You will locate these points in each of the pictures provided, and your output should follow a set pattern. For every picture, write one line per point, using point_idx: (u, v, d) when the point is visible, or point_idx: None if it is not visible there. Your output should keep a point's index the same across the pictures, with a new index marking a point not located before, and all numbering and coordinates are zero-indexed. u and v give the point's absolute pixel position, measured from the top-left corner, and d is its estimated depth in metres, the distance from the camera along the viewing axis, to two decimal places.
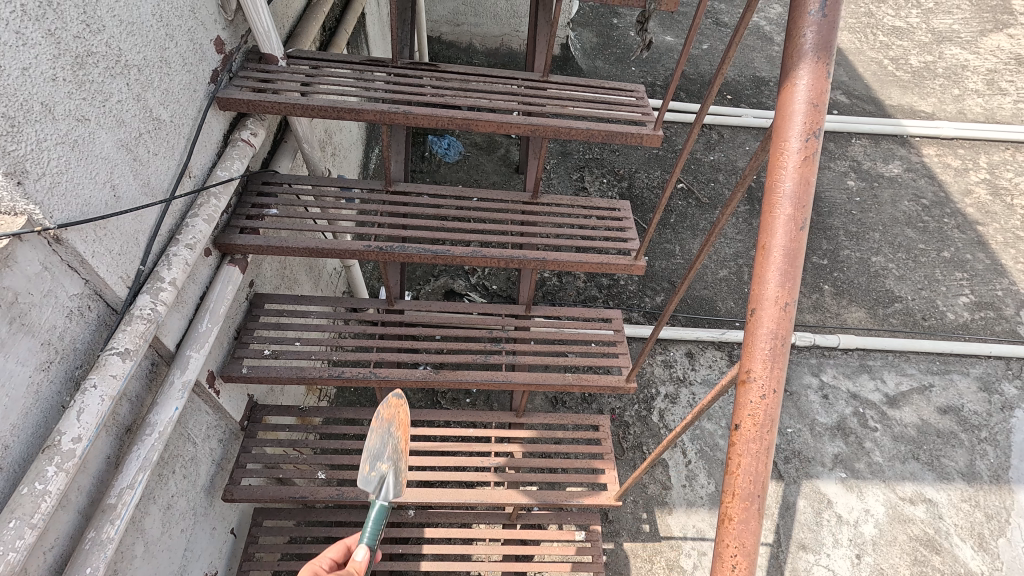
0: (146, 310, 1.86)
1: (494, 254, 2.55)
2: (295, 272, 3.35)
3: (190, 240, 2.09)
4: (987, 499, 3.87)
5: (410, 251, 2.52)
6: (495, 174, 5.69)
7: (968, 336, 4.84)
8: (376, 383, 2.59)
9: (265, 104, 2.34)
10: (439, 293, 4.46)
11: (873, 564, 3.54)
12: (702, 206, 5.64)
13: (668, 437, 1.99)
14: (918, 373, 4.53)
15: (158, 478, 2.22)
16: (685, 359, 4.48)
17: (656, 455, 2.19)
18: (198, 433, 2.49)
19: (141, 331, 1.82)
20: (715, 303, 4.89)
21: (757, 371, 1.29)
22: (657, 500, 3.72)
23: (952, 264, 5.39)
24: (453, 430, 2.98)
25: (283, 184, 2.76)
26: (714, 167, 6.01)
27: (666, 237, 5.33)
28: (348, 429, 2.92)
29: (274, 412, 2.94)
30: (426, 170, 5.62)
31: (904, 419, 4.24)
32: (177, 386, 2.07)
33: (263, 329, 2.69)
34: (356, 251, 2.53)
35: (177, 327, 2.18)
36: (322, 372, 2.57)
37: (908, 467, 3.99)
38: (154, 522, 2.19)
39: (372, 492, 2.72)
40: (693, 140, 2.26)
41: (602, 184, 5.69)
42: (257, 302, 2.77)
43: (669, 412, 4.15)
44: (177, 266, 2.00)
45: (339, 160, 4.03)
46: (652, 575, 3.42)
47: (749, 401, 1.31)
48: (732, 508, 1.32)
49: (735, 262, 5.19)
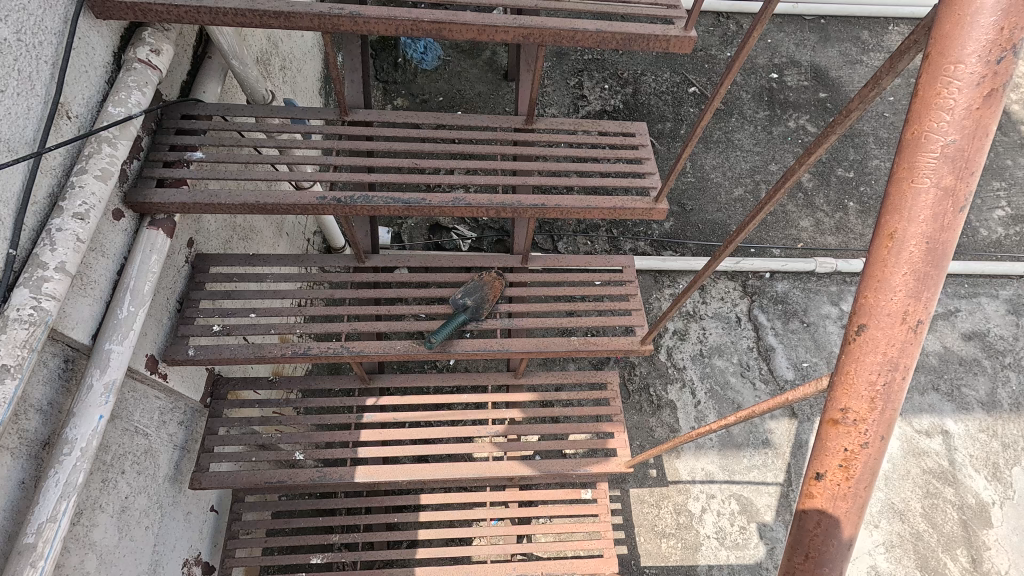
0: (26, 311, 1.42)
1: (481, 201, 2.04)
2: (250, 219, 2.85)
3: (79, 207, 1.58)
4: (1005, 429, 3.72)
5: (377, 202, 2.00)
6: (481, 82, 4.92)
7: (1000, 255, 4.46)
8: (350, 359, 2.21)
9: (156, 7, 1.69)
10: (424, 227, 4.02)
11: (884, 500, 3.45)
12: (717, 113, 4.96)
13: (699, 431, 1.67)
14: (944, 298, 4.21)
15: (103, 484, 1.91)
16: (695, 292, 4.11)
17: (684, 438, 1.81)
18: (149, 422, 2.17)
19: (23, 339, 1.39)
20: (729, 227, 4.43)
21: (857, 411, 0.91)
22: (664, 444, 3.56)
23: (989, 172, 4.83)
24: (444, 395, 2.67)
25: (210, 116, 2.17)
26: (731, 66, 5.23)
27: (676, 152, 4.73)
28: (328, 401, 2.62)
29: (241, 385, 2.61)
30: (400, 81, 4.84)
31: (926, 348, 3.99)
32: (99, 390, 1.69)
33: (210, 300, 2.25)
34: (307, 204, 1.98)
35: (89, 315, 1.74)
36: (285, 350, 2.17)
37: (927, 398, 3.80)
38: (106, 531, 1.93)
39: (357, 472, 2.47)
40: (743, 55, 1.67)
41: (604, 91, 4.96)
42: (199, 267, 2.31)
43: (677, 349, 3.88)
44: (64, 245, 1.52)
45: (291, 76, 3.35)
46: (658, 520, 3.33)
47: (839, 448, 0.94)
48: (802, 571, 0.99)
49: (752, 178, 4.65)
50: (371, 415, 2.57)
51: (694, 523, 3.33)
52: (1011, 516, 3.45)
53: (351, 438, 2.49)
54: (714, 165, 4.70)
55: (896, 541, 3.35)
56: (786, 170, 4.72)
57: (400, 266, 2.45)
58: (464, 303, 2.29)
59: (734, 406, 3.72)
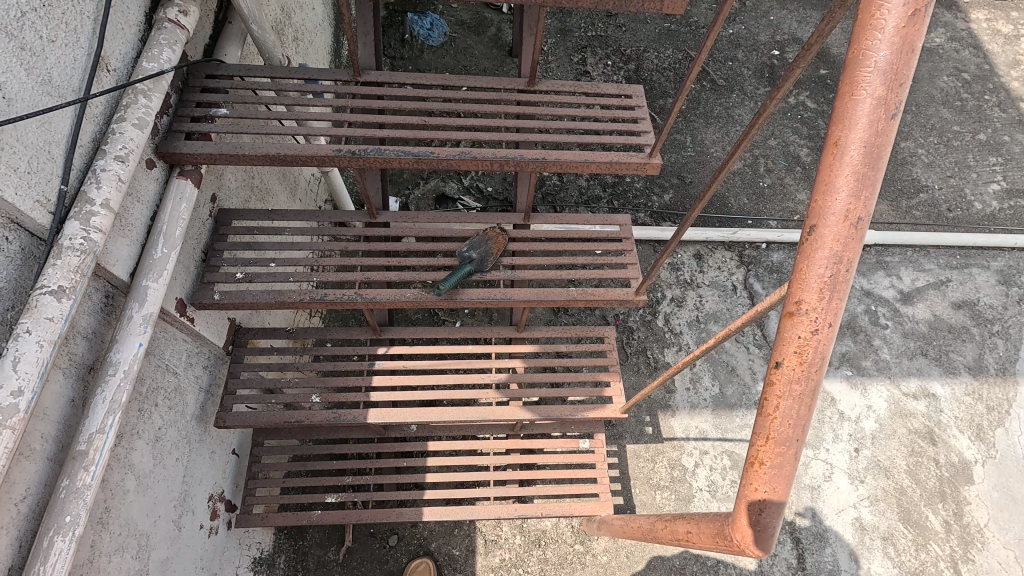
0: (78, 240, 1.57)
1: (486, 154, 2.18)
2: (266, 182, 3.01)
3: (119, 150, 1.73)
4: (990, 392, 3.87)
5: (389, 154, 2.14)
6: (486, 58, 5.02)
7: (993, 228, 4.56)
8: (364, 305, 2.39)
9: None
10: (430, 197, 4.14)
11: (871, 457, 3.61)
12: (718, 89, 5.05)
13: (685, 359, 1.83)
14: (936, 268, 4.33)
15: (139, 413, 2.09)
16: (693, 261, 4.24)
17: (677, 368, 1.95)
18: (178, 363, 2.34)
19: (75, 264, 1.55)
20: (727, 200, 4.55)
21: (810, 302, 1.05)
22: (660, 404, 3.72)
23: (986, 147, 4.90)
24: (451, 347, 2.85)
25: (233, 76, 2.31)
26: (733, 43, 5.30)
27: (676, 126, 4.83)
28: (342, 350, 2.80)
29: (261, 335, 2.78)
30: (407, 56, 4.95)
31: (916, 316, 4.12)
32: (138, 320, 1.84)
33: (233, 251, 2.42)
34: (324, 156, 2.13)
35: (127, 254, 1.90)
36: (303, 295, 2.33)
37: (916, 363, 3.95)
38: (143, 456, 2.11)
39: (370, 415, 2.67)
40: (726, 15, 1.79)
41: (607, 67, 5.05)
42: (222, 221, 2.47)
43: (674, 315, 4.02)
44: (108, 183, 1.67)
45: (303, 46, 3.48)
46: (653, 473, 3.50)
47: (796, 337, 1.07)
48: (764, 452, 1.10)
49: (751, 152, 4.75)
50: (383, 363, 2.76)
51: (687, 477, 3.50)
52: (993, 473, 3.60)
53: (364, 383, 2.68)
54: (714, 139, 4.79)
55: (881, 495, 3.50)
56: (785, 145, 4.81)
57: (410, 222, 2.62)
58: (470, 256, 2.46)
59: (728, 369, 3.87)
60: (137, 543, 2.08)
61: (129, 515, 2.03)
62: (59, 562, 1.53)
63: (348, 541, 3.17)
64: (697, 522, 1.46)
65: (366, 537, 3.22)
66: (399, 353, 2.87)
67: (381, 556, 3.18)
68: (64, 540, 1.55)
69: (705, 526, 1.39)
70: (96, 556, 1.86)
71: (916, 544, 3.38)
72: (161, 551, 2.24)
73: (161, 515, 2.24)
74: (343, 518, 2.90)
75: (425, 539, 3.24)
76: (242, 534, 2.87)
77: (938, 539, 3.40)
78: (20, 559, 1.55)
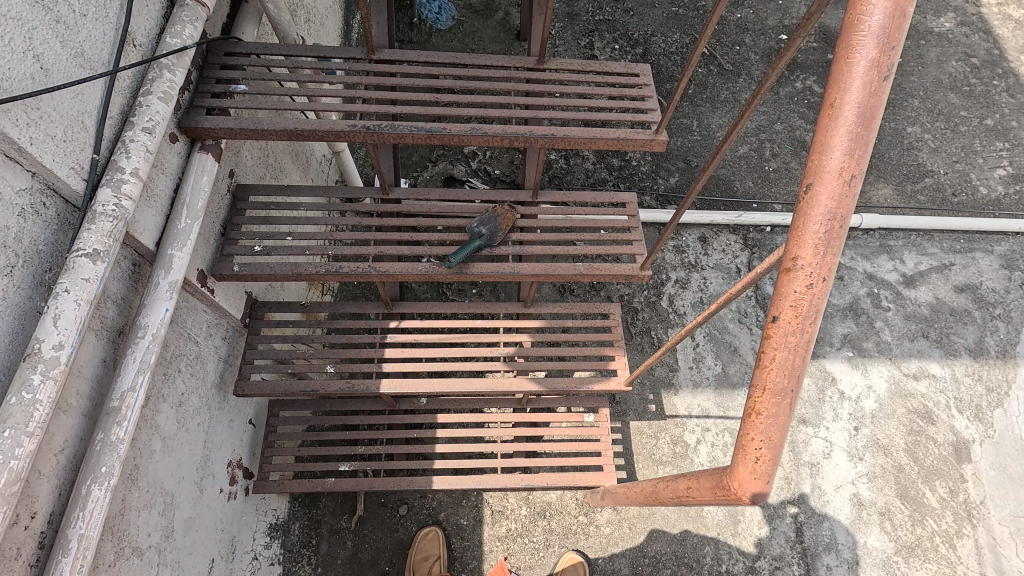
0: (110, 206, 1.65)
1: (496, 130, 2.25)
2: (280, 160, 3.08)
3: (147, 122, 1.80)
4: (990, 373, 3.92)
5: (403, 130, 2.21)
6: (494, 42, 5.04)
7: (998, 212, 4.58)
8: (377, 278, 2.48)
9: None
10: (439, 179, 4.20)
11: (870, 435, 3.68)
12: (725, 74, 5.06)
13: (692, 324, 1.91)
14: (939, 253, 4.37)
15: (164, 377, 2.19)
16: (698, 244, 4.30)
17: (688, 329, 2.11)
18: (200, 332, 2.43)
19: (109, 229, 1.63)
20: (732, 184, 4.59)
21: (806, 257, 1.12)
22: (664, 382, 3.80)
23: (993, 132, 4.90)
24: (460, 321, 2.96)
25: (250, 54, 2.38)
26: (741, 27, 5.30)
27: (683, 111, 4.85)
28: (354, 324, 2.91)
29: (276, 309, 2.87)
30: (415, 40, 4.98)
31: (918, 299, 4.17)
32: (164, 287, 1.91)
33: (251, 225, 2.50)
34: (340, 132, 2.20)
35: (153, 224, 1.97)
36: (319, 268, 2.41)
37: (917, 345, 4.01)
38: (168, 419, 2.21)
39: (383, 385, 2.78)
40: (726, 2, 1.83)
41: (614, 50, 5.06)
42: (240, 196, 2.55)
43: (678, 297, 4.08)
44: (137, 153, 1.75)
45: (314, 28, 3.53)
46: (656, 449, 3.58)
47: (791, 292, 1.14)
48: (760, 403, 1.16)
49: (757, 137, 4.78)
50: (395, 336, 2.89)
51: (689, 453, 3.58)
52: (990, 452, 3.66)
53: (376, 355, 2.79)
54: (720, 124, 4.82)
55: (879, 472, 3.58)
56: (791, 129, 4.83)
57: (421, 199, 2.70)
58: (479, 231, 2.54)
59: (730, 349, 3.94)
60: (163, 501, 2.19)
61: (155, 474, 2.13)
62: (97, 509, 1.62)
63: (360, 509, 3.28)
64: (696, 477, 1.51)
65: (377, 506, 3.34)
66: (410, 327, 2.98)
67: (392, 525, 3.29)
68: (101, 489, 1.63)
69: (703, 480, 1.45)
70: (127, 510, 1.97)
71: (912, 520, 3.46)
72: (185, 510, 2.35)
73: (184, 477, 2.34)
74: (356, 484, 3.04)
75: (434, 509, 3.34)
76: (259, 500, 2.98)
77: (935, 514, 3.48)
78: (60, 506, 1.65)
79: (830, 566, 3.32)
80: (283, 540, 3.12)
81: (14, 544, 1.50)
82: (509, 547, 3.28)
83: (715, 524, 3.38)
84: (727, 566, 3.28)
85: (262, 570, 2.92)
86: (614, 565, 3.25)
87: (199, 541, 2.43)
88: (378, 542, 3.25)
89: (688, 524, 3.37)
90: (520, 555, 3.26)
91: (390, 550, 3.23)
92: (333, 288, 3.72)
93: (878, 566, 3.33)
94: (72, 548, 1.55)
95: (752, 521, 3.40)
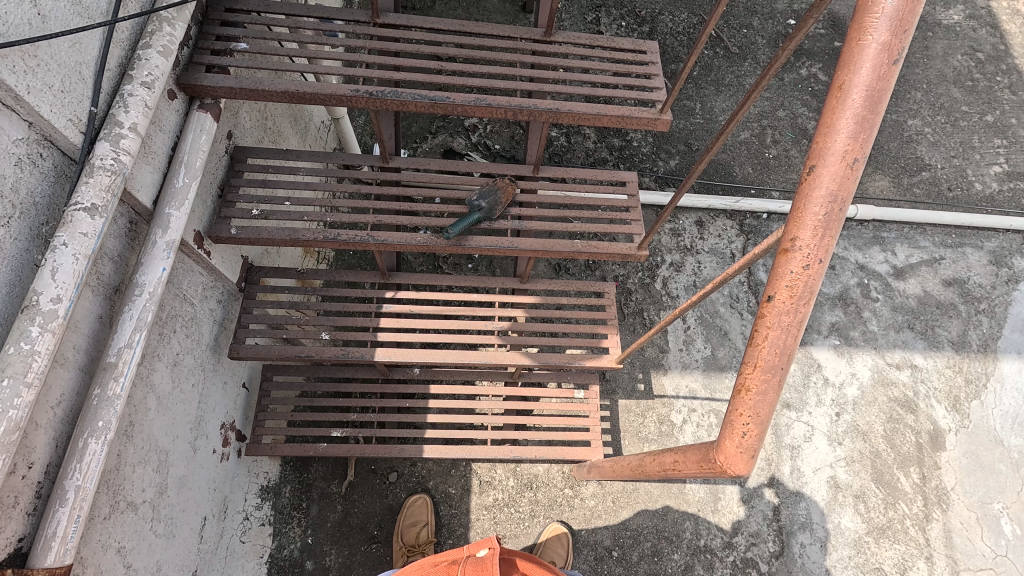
0: (108, 160, 1.62)
1: (500, 101, 2.22)
2: (279, 125, 3.05)
3: (146, 76, 1.77)
4: (970, 366, 4.02)
5: (405, 98, 2.18)
6: (498, 12, 4.94)
7: (990, 209, 4.63)
8: (374, 247, 2.48)
9: None
10: (438, 151, 4.16)
11: (850, 421, 3.79)
12: (731, 57, 5.01)
13: (693, 299, 1.93)
14: (930, 246, 4.43)
15: (160, 336, 2.19)
16: (694, 228, 4.31)
17: (679, 310, 2.09)
18: (195, 294, 2.43)
19: (107, 184, 1.60)
20: (731, 169, 4.59)
21: (804, 238, 1.15)
22: (654, 363, 3.86)
23: (992, 129, 4.91)
24: (455, 294, 2.98)
25: (251, 12, 2.33)
26: (750, 10, 5.23)
27: (687, 92, 4.81)
28: (350, 292, 2.91)
29: (272, 274, 2.87)
30: (418, 6, 4.87)
31: (907, 291, 4.25)
32: (161, 247, 1.88)
33: (248, 187, 2.48)
34: (342, 96, 2.16)
35: (151, 181, 1.94)
36: (316, 234, 2.39)
37: (901, 336, 4.09)
38: (163, 378, 2.23)
39: (377, 353, 2.80)
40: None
41: (621, 27, 4.98)
42: (237, 158, 2.53)
43: (672, 280, 4.11)
44: (135, 107, 1.71)
45: None
46: (642, 427, 3.65)
47: (788, 272, 1.16)
48: (751, 379, 1.19)
49: (759, 122, 4.76)
50: (390, 307, 2.91)
51: (675, 432, 3.65)
52: (964, 441, 3.78)
53: (371, 323, 2.81)
54: (723, 108, 4.78)
55: (856, 457, 3.69)
56: (793, 117, 4.80)
57: (420, 168, 2.68)
58: (478, 204, 2.53)
59: (720, 333, 4.00)
60: (157, 458, 2.22)
61: (150, 431, 2.16)
62: (92, 463, 1.63)
63: (350, 475, 3.34)
64: (683, 451, 1.55)
65: (367, 473, 3.39)
66: (405, 297, 3.00)
67: (382, 491, 3.35)
68: (97, 442, 1.64)
69: (690, 454, 1.49)
70: (122, 465, 1.99)
71: (886, 503, 3.58)
72: (178, 468, 2.37)
73: (178, 436, 2.36)
74: (348, 450, 3.09)
75: (423, 478, 3.41)
76: (250, 462, 3.03)
77: (907, 498, 3.60)
78: (57, 458, 1.67)
79: (804, 544, 3.44)
80: (274, 502, 3.18)
81: (11, 493, 1.52)
82: (496, 516, 3.37)
83: (695, 500, 3.49)
84: (706, 541, 3.39)
85: (252, 530, 3.00)
86: (596, 537, 3.35)
87: (192, 498, 2.48)
88: (367, 507, 3.30)
89: (670, 499, 3.47)
90: (506, 524, 3.35)
91: (378, 515, 3.29)
92: (328, 258, 3.74)
93: (849, 546, 3.47)
94: (69, 499, 1.57)
95: (731, 499, 3.51)
